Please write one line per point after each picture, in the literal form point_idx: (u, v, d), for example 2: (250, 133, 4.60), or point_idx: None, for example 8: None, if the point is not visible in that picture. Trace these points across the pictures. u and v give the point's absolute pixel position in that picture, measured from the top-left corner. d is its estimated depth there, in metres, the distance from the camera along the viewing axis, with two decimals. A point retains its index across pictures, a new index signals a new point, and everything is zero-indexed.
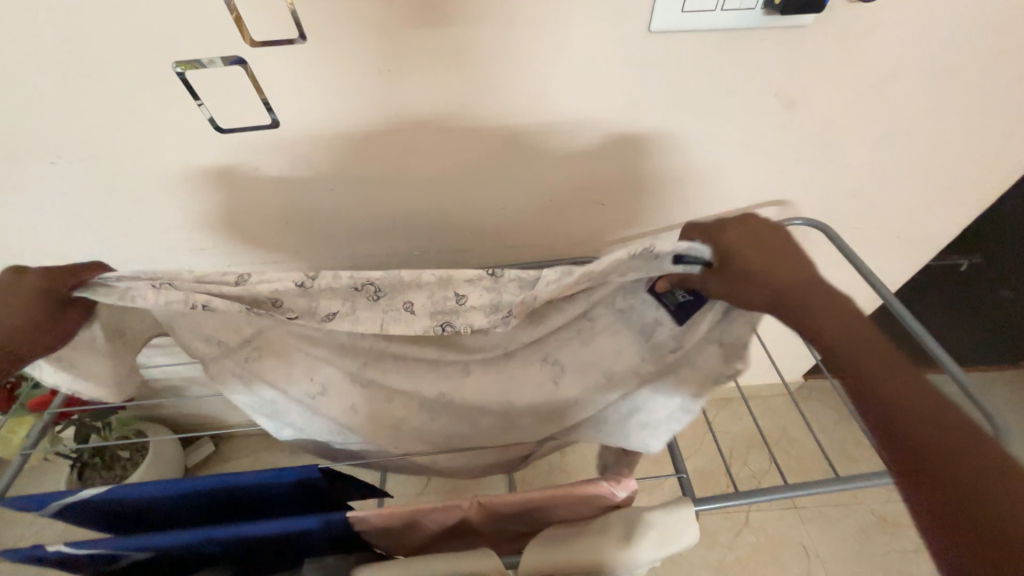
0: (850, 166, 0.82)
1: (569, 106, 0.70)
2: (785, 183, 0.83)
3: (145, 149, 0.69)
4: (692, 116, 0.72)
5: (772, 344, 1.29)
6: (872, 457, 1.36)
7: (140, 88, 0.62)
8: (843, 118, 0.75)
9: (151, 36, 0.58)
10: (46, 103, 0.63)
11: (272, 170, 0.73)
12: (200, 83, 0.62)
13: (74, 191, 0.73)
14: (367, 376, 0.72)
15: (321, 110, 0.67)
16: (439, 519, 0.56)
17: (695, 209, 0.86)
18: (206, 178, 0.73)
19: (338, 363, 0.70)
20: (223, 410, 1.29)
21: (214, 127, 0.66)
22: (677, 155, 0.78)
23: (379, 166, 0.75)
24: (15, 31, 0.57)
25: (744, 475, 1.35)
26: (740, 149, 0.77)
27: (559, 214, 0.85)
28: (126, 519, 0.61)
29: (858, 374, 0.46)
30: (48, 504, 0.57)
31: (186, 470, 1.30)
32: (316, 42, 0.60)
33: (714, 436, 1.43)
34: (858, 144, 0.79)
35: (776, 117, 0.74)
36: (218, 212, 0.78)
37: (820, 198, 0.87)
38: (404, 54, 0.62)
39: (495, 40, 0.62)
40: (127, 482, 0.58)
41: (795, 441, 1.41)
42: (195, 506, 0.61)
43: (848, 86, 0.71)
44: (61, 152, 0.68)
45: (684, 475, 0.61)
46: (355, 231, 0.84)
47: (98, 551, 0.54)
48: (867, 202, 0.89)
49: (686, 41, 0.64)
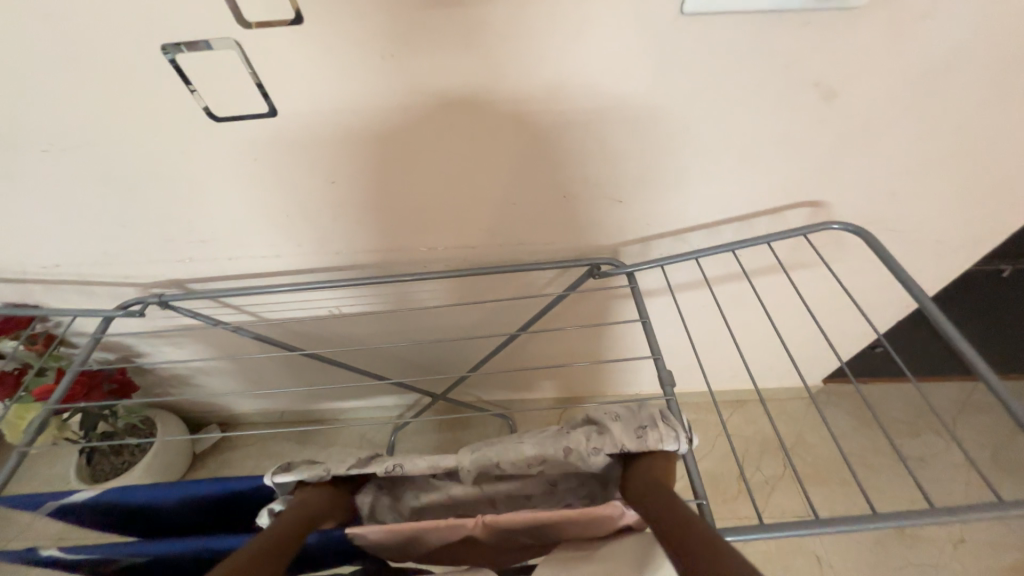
0: (893, 165, 0.75)
1: (588, 96, 0.65)
2: (820, 182, 0.77)
3: (138, 138, 0.65)
4: (721, 108, 0.66)
5: (793, 349, 1.23)
6: (893, 467, 1.30)
7: (129, 74, 0.58)
8: (890, 111, 0.68)
9: (136, 17, 0.54)
10: (33, 89, 0.59)
11: (273, 161, 0.70)
12: (191, 68, 0.58)
13: (69, 180, 0.70)
14: (429, 550, 0.56)
15: (321, 98, 0.62)
16: (441, 535, 0.53)
17: (722, 207, 0.80)
18: (204, 167, 0.70)
19: (384, 546, 0.55)
20: (230, 399, 1.29)
21: (209, 115, 0.63)
22: (704, 150, 0.72)
23: (383, 158, 0.71)
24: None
25: (757, 480, 1.31)
26: (773, 145, 0.71)
27: (574, 211, 0.80)
28: (122, 520, 0.60)
29: (685, 551, 0.40)
30: (42, 506, 0.55)
31: (194, 457, 1.30)
32: (313, 23, 0.55)
33: (727, 438, 1.39)
34: (904, 141, 0.72)
35: (816, 110, 0.67)
36: (218, 204, 0.75)
37: (858, 198, 0.80)
38: (409, 38, 0.57)
39: (507, 23, 0.57)
40: (123, 485, 0.56)
41: (812, 448, 1.36)
42: (193, 511, 0.59)
43: (899, 75, 0.64)
44: (52, 139, 0.65)
45: (705, 501, 0.56)
46: (361, 224, 0.80)
47: (93, 555, 0.53)
48: (909, 204, 0.82)
49: (720, 23, 0.58)
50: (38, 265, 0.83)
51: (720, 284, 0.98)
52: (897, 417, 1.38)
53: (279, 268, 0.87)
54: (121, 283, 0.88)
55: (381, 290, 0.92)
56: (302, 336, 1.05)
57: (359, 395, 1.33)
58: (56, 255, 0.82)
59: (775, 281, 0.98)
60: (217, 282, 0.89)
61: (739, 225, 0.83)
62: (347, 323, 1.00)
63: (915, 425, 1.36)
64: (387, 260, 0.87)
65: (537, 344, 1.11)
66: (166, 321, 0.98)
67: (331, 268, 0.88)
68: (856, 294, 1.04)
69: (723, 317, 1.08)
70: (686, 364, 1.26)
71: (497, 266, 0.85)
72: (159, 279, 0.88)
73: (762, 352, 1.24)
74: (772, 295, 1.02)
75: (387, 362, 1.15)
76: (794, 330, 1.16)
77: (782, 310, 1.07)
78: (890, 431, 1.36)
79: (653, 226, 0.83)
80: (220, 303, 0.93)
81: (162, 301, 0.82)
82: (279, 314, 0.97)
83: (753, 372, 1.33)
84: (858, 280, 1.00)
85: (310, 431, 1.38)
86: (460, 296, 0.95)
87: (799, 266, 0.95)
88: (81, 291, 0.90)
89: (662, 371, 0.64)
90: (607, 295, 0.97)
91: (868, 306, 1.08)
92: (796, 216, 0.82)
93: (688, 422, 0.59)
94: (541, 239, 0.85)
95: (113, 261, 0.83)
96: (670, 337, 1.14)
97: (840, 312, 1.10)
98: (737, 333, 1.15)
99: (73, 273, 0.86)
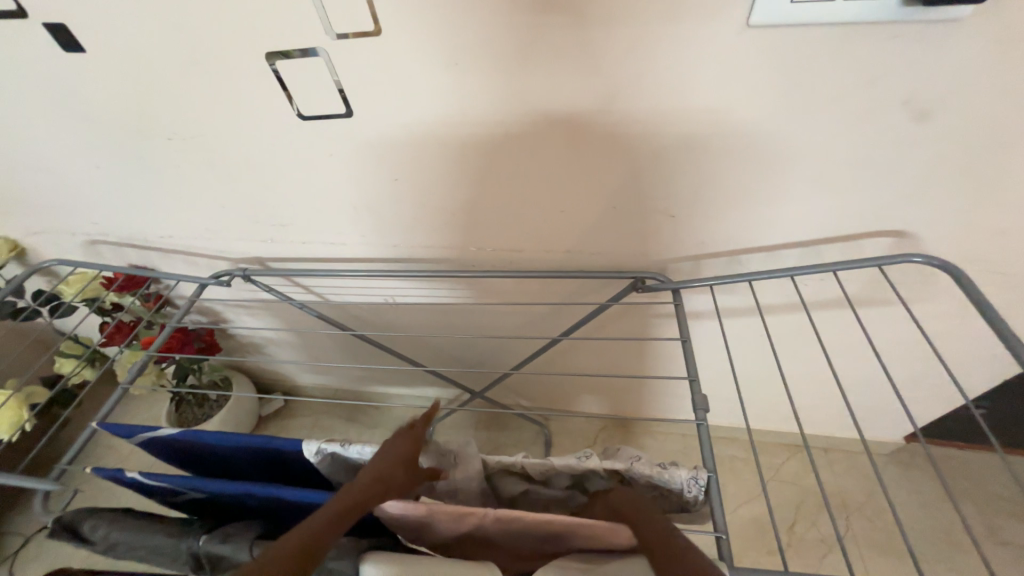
0: (1001, 199, 0.66)
1: (644, 110, 0.64)
2: (904, 210, 0.69)
3: (241, 131, 0.76)
4: (789, 124, 0.62)
5: (867, 396, 1.10)
6: (985, 550, 1.11)
7: (239, 78, 0.69)
8: (997, 139, 0.60)
9: (250, 30, 0.63)
10: (164, 86, 0.72)
11: (346, 160, 0.78)
12: (287, 73, 0.66)
13: (183, 164, 0.83)
14: (441, 536, 0.57)
15: (392, 104, 0.68)
16: (452, 522, 0.55)
17: (786, 230, 0.75)
18: (287, 158, 0.79)
19: (400, 524, 0.57)
20: (294, 371, 1.42)
21: (299, 115, 0.71)
22: (768, 169, 0.68)
23: (440, 160, 0.75)
24: (148, 26, 0.65)
25: (811, 536, 1.18)
26: (848, 168, 0.66)
27: (621, 224, 0.79)
28: (191, 458, 0.69)
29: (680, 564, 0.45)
30: (134, 436, 0.65)
31: (259, 419, 1.45)
32: (389, 35, 0.61)
33: (779, 484, 1.27)
34: (1015, 171, 0.63)
35: (903, 131, 0.61)
36: (298, 194, 0.85)
37: (950, 234, 0.71)
38: (470, 47, 0.61)
39: (562, 41, 0.59)
40: (195, 429, 0.65)
41: (882, 512, 1.20)
42: (246, 460, 0.67)
43: (1009, 97, 0.56)
44: (175, 129, 0.77)
45: (725, 535, 0.52)
46: (415, 221, 0.86)
47: (164, 484, 0.61)
48: (1022, 244, 0.71)
49: (791, 38, 0.55)
50: (158, 235, 0.99)
51: (780, 314, 0.91)
52: (998, 494, 1.18)
53: (343, 255, 0.95)
54: (217, 256, 1.01)
55: (429, 285, 0.98)
56: (358, 320, 1.13)
57: (404, 383, 1.40)
58: (171, 227, 0.96)
59: (845, 317, 0.89)
60: (291, 262, 0.99)
61: (804, 250, 0.77)
62: (399, 311, 1.07)
63: (1018, 505, 1.16)
64: (435, 257, 0.92)
65: (577, 353, 1.10)
66: (248, 294, 1.11)
67: (388, 259, 0.94)
68: (946, 342, 0.91)
69: (782, 347, 0.99)
70: (739, 396, 1.17)
71: (541, 271, 0.86)
72: (246, 256, 1.00)
73: (828, 395, 1.13)
74: (840, 332, 0.93)
75: (430, 353, 1.21)
76: (869, 375, 1.04)
77: (853, 349, 0.97)
78: (985, 509, 1.16)
79: (706, 243, 0.79)
80: (292, 282, 1.04)
81: (246, 274, 0.93)
82: (340, 297, 1.06)
83: (816, 416, 1.21)
84: (949, 327, 0.88)
85: (358, 411, 1.47)
86: (504, 297, 0.97)
87: (875, 304, 0.86)
88: (187, 260, 1.05)
89: (697, 394, 0.61)
90: (652, 311, 0.94)
91: (965, 358, 0.94)
92: (874, 247, 0.75)
93: (713, 454, 0.55)
94: (585, 249, 0.85)
95: (212, 237, 0.97)
96: (720, 364, 1.07)
97: (926, 361, 0.97)
98: (799, 369, 1.05)
99: (182, 244, 1.00)
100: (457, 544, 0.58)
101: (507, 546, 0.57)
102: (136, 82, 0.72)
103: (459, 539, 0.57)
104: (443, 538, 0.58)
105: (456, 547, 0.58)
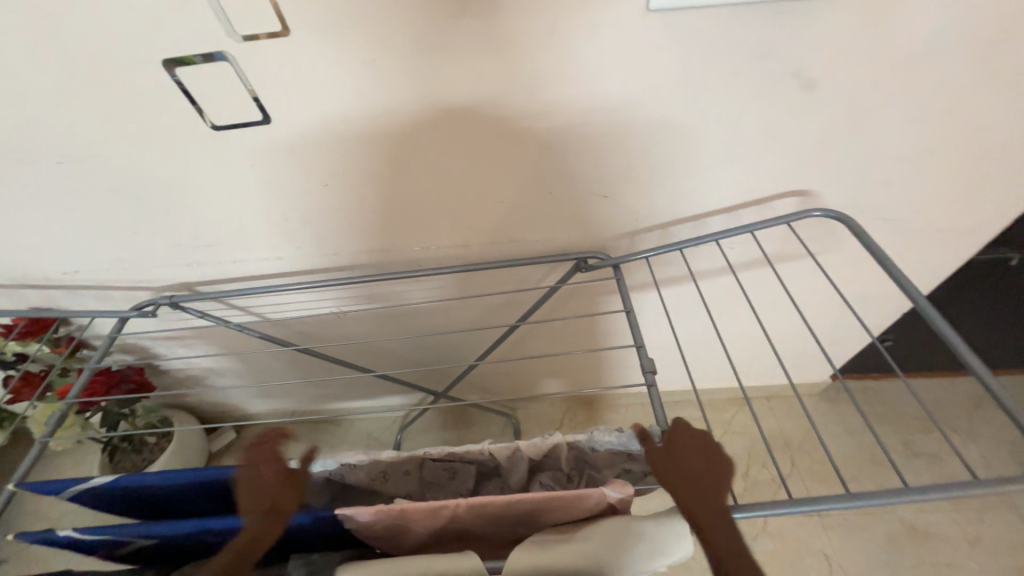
0: (880, 154, 0.75)
1: (565, 96, 0.66)
2: (803, 172, 0.77)
3: (146, 148, 0.70)
4: (697, 100, 0.67)
5: (796, 343, 1.22)
6: (904, 463, 1.26)
7: (135, 90, 0.63)
8: (868, 102, 0.68)
9: (140, 38, 0.58)
10: (45, 105, 0.65)
11: (270, 169, 0.74)
12: (191, 82, 0.62)
13: (81, 189, 0.75)
14: (418, 535, 0.58)
15: (312, 107, 0.66)
16: (427, 521, 0.55)
17: (707, 199, 0.81)
18: (202, 172, 0.74)
19: (374, 532, 0.57)
20: (242, 400, 1.34)
21: (210, 126, 0.67)
22: (685, 144, 0.73)
23: (370, 160, 0.73)
24: (16, 39, 0.58)
25: (763, 478, 1.29)
26: (753, 138, 0.72)
27: (558, 209, 0.82)
28: (134, 505, 0.64)
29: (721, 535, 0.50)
30: (63, 491, 0.59)
31: (209, 456, 1.35)
32: (299, 35, 0.59)
33: (731, 436, 1.38)
34: (887, 128, 0.72)
35: (794, 100, 0.68)
36: (220, 210, 0.80)
37: (844, 188, 0.80)
38: (386, 42, 0.60)
39: (477, 32, 0.59)
40: (134, 473, 0.60)
41: (820, 445, 1.33)
42: (199, 496, 0.63)
43: (873, 64, 0.64)
44: (65, 152, 0.70)
45: None
46: (354, 226, 0.84)
47: (105, 537, 0.56)
48: (901, 192, 0.81)
49: (688, 20, 0.59)
50: (61, 272, 0.89)
51: (713, 278, 0.98)
52: (911, 414, 1.35)
53: (279, 269, 0.91)
54: (136, 287, 0.93)
55: (377, 290, 0.96)
56: (305, 335, 1.09)
57: (364, 395, 1.36)
58: (76, 261, 0.87)
59: (768, 274, 0.98)
60: (222, 284, 0.93)
61: (725, 216, 0.84)
62: (349, 321, 1.04)
63: (926, 420, 1.33)
64: (378, 261, 0.90)
65: (534, 339, 1.13)
66: (178, 323, 1.03)
67: (330, 268, 0.91)
68: (853, 286, 1.03)
69: (719, 309, 1.07)
70: (687, 360, 1.25)
71: (488, 262, 0.87)
72: (170, 282, 0.93)
73: (763, 347, 1.23)
74: (766, 288, 1.02)
75: (387, 359, 1.19)
76: (795, 324, 1.14)
77: (779, 303, 1.07)
78: (901, 427, 1.33)
79: (639, 219, 0.84)
80: (226, 304, 0.98)
81: (172, 302, 0.86)
82: (282, 314, 1.01)
83: (756, 368, 1.32)
84: (854, 272, 0.99)
85: (319, 431, 1.41)
86: (455, 293, 0.98)
87: (792, 259, 0.95)
88: (100, 295, 0.95)
89: (644, 359, 0.65)
90: (599, 290, 0.98)
91: (870, 297, 1.06)
92: (783, 206, 0.83)
93: (664, 411, 0.59)
94: (528, 237, 0.87)
95: (127, 266, 0.89)
96: (667, 332, 1.13)
97: (839, 305, 1.09)
98: (736, 326, 1.14)
99: (92, 279, 0.91)
100: (435, 539, 0.58)
101: (486, 532, 0.58)
102: (10, 103, 0.64)
103: (436, 535, 0.58)
104: (420, 536, 0.58)
105: (435, 542, 0.59)
